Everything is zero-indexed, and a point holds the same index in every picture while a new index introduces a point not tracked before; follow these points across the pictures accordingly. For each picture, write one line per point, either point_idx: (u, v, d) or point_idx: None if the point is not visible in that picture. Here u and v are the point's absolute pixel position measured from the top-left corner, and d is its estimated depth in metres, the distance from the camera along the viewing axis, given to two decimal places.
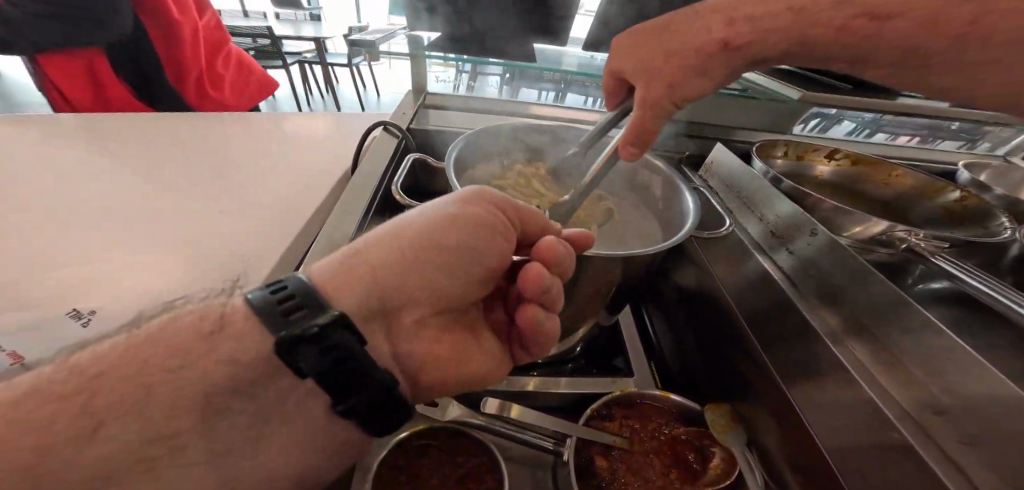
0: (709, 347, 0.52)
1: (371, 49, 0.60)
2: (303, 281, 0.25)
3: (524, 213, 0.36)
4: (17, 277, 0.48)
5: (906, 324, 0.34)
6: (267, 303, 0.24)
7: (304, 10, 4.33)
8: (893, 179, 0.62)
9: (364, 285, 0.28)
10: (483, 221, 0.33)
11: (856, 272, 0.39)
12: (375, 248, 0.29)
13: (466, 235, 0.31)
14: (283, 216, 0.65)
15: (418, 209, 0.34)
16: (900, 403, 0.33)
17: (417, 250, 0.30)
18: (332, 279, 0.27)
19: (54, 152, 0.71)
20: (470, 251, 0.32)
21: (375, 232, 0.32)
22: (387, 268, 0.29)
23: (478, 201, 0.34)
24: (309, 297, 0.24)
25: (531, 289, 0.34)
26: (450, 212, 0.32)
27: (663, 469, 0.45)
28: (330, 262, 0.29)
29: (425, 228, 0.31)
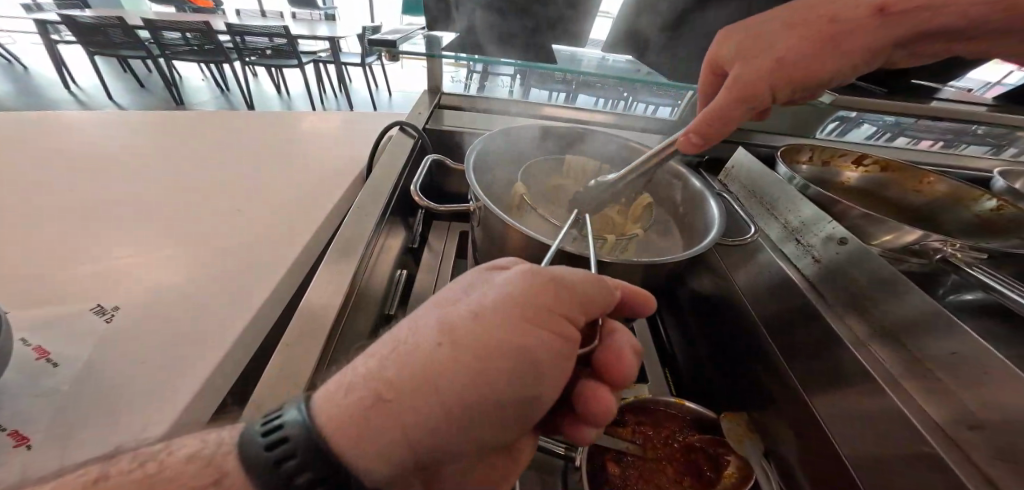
0: (725, 357, 0.51)
1: (389, 48, 0.60)
2: (304, 425, 0.21)
3: (590, 305, 0.27)
4: (43, 269, 0.50)
5: (942, 337, 0.33)
6: (264, 454, 0.21)
7: (319, 10, 4.38)
8: (925, 186, 0.59)
9: (402, 450, 0.21)
10: (550, 347, 0.24)
11: (896, 302, 0.37)
12: (410, 395, 0.21)
13: (522, 363, 0.23)
14: (296, 215, 0.65)
15: (454, 313, 0.24)
16: (930, 417, 0.31)
17: (469, 401, 0.21)
18: (344, 432, 0.21)
19: (80, 149, 0.74)
20: (527, 380, 0.23)
21: (398, 350, 0.22)
22: (428, 430, 0.21)
23: (540, 312, 0.24)
24: (315, 458, 0.20)
25: (599, 411, 0.29)
26: (508, 336, 0.23)
27: (676, 477, 0.43)
28: (347, 401, 0.21)
29: (477, 363, 0.22)
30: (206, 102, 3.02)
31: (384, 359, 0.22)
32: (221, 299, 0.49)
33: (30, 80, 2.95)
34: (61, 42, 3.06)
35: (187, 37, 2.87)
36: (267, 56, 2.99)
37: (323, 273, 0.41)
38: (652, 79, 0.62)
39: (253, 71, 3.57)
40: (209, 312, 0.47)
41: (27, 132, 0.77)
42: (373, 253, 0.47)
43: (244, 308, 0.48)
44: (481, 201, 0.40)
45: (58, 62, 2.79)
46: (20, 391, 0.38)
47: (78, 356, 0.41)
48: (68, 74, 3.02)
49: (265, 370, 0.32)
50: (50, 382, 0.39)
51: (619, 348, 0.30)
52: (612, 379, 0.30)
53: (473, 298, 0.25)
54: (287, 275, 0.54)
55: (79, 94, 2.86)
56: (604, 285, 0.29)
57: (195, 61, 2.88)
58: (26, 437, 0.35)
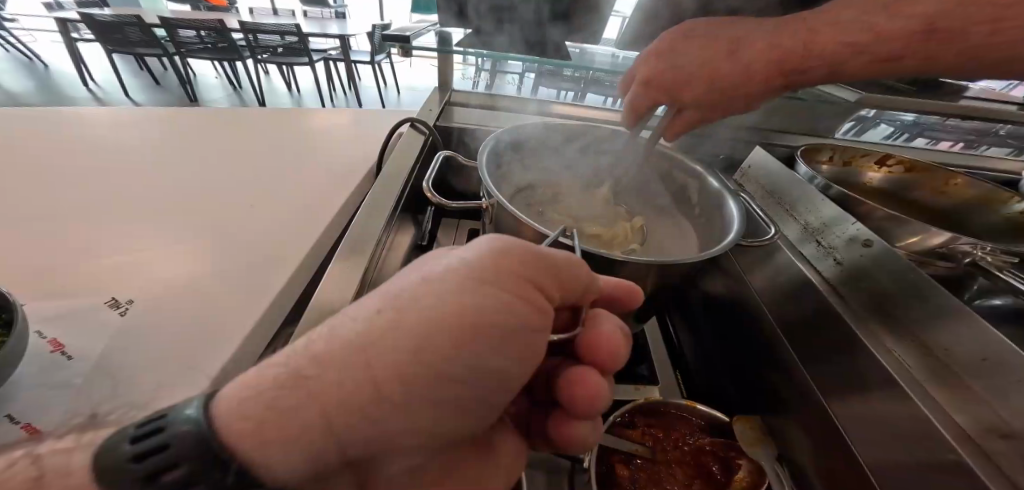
0: (738, 362, 0.50)
1: (402, 44, 0.60)
2: (194, 422, 0.18)
3: (561, 277, 0.28)
4: (60, 263, 0.50)
5: (971, 341, 0.32)
6: (135, 458, 0.18)
7: (330, 8, 4.41)
8: (951, 187, 0.57)
9: (320, 437, 0.18)
10: (512, 313, 0.24)
11: (926, 306, 0.35)
12: (341, 366, 0.19)
13: (479, 325, 0.22)
14: (308, 211, 0.66)
15: (407, 283, 0.23)
16: (959, 424, 0.30)
17: (414, 372, 0.20)
18: (240, 425, 0.18)
19: (97, 146, 0.75)
20: (483, 350, 0.22)
21: (338, 322, 0.22)
22: (358, 408, 0.19)
23: (501, 279, 0.24)
24: (199, 454, 0.17)
25: (586, 392, 0.31)
26: (463, 301, 0.22)
27: (686, 480, 0.43)
28: (254, 380, 0.19)
29: (428, 328, 0.21)
30: (220, 99, 3.07)
31: (321, 335, 0.21)
32: (232, 294, 0.49)
33: (51, 77, 3.02)
34: (80, 41, 3.13)
35: (201, 35, 2.90)
36: (279, 54, 3.02)
37: (334, 269, 0.41)
38: None
39: (265, 69, 3.62)
40: (221, 308, 0.47)
41: (47, 128, 0.78)
42: (384, 251, 0.47)
43: (255, 305, 0.48)
44: (495, 198, 0.40)
45: (77, 60, 2.85)
46: (34, 385, 0.38)
47: (91, 350, 0.41)
48: (87, 72, 3.09)
49: None
50: (63, 374, 0.39)
51: (603, 330, 0.32)
52: (599, 361, 0.32)
53: (432, 267, 0.25)
54: (297, 272, 0.55)
55: (97, 91, 2.92)
56: (579, 262, 0.30)
57: (210, 59, 2.92)
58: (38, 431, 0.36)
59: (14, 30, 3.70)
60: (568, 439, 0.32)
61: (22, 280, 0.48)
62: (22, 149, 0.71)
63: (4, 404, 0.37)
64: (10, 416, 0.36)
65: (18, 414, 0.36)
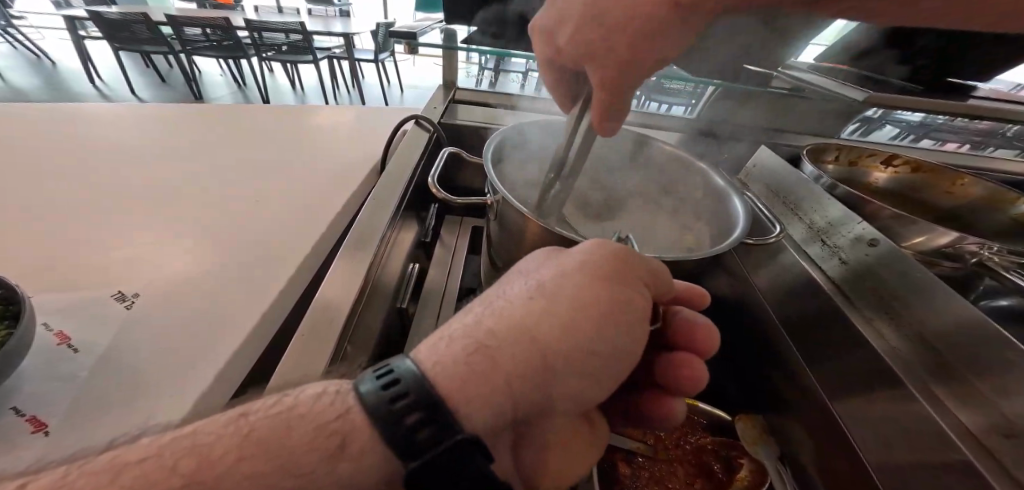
0: (743, 362, 0.49)
1: (409, 40, 0.60)
2: (415, 372, 0.21)
3: (658, 275, 0.29)
4: (67, 257, 0.51)
5: (974, 341, 0.32)
6: (379, 400, 0.21)
7: (335, 7, 4.44)
8: (958, 188, 0.57)
9: (501, 400, 0.22)
10: (624, 305, 0.26)
11: (933, 305, 0.35)
12: (508, 343, 0.23)
13: (612, 321, 0.25)
14: (310, 206, 0.66)
15: (543, 277, 0.27)
16: (963, 424, 0.30)
17: (560, 352, 0.23)
18: (447, 374, 0.22)
19: (107, 141, 0.76)
20: (611, 344, 0.25)
21: (496, 306, 0.26)
22: (526, 376, 0.23)
23: (613, 274, 0.27)
24: (429, 398, 0.20)
25: (688, 378, 0.33)
26: (591, 291, 0.25)
27: (687, 479, 0.43)
28: (448, 349, 0.23)
29: (569, 316, 0.24)
30: (223, 97, 3.08)
31: (481, 318, 0.25)
32: (236, 289, 0.49)
33: (57, 75, 3.05)
34: (87, 38, 3.16)
35: (206, 33, 2.91)
36: (283, 53, 3.02)
37: (338, 263, 0.41)
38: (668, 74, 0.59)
39: (269, 67, 3.64)
40: (224, 303, 0.47)
41: (53, 124, 0.79)
42: (388, 246, 0.47)
43: (259, 299, 0.48)
44: (499, 194, 0.40)
45: (83, 57, 2.86)
46: (41, 377, 0.39)
47: (98, 343, 0.42)
48: (93, 69, 3.10)
49: (282, 361, 0.32)
50: (69, 367, 0.40)
51: (695, 319, 0.35)
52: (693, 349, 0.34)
53: (555, 265, 0.28)
54: (302, 268, 0.55)
55: (104, 88, 2.94)
56: (665, 268, 0.30)
57: (215, 58, 2.93)
58: (44, 423, 0.36)
59: (21, 27, 3.72)
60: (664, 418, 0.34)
61: (29, 274, 0.48)
62: (28, 146, 0.71)
63: (8, 396, 0.37)
64: (14, 408, 0.36)
65: (22, 408, 0.36)
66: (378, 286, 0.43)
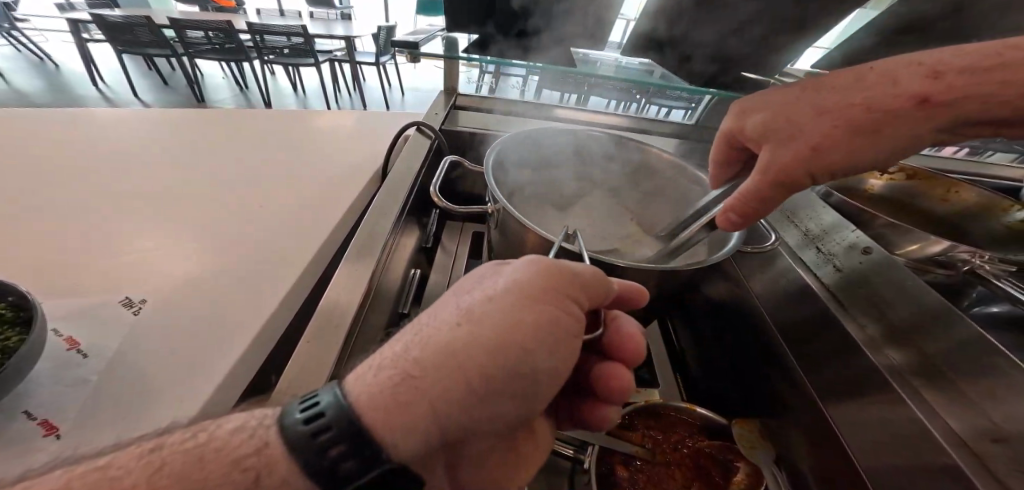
0: (740, 367, 0.50)
1: (410, 50, 0.61)
2: (341, 404, 0.22)
3: (592, 289, 0.30)
4: (72, 264, 0.51)
5: (967, 350, 0.32)
6: (304, 435, 0.22)
7: (336, 10, 4.47)
8: (952, 195, 0.57)
9: (428, 425, 0.23)
10: (550, 324, 0.26)
11: (928, 317, 0.35)
12: (434, 371, 0.23)
13: (538, 335, 0.26)
14: (314, 211, 0.67)
15: (470, 299, 0.26)
16: (954, 431, 0.30)
17: (488, 373, 0.24)
18: (370, 407, 0.22)
19: (111, 146, 0.76)
20: (539, 360, 0.26)
21: (421, 332, 0.25)
22: (451, 404, 0.23)
23: (545, 292, 0.27)
24: (351, 435, 0.21)
25: (617, 385, 0.34)
26: (520, 314, 0.26)
27: (684, 481, 0.44)
28: (374, 379, 0.23)
29: (496, 337, 0.25)
30: (225, 99, 3.09)
31: (407, 345, 0.24)
32: (240, 295, 0.50)
33: (60, 77, 3.05)
34: (89, 41, 3.17)
35: (209, 36, 2.91)
36: (285, 55, 3.03)
37: (343, 269, 0.42)
38: (665, 84, 0.60)
39: (270, 69, 3.66)
40: (228, 309, 0.48)
41: (59, 130, 0.79)
42: (391, 253, 0.48)
43: (262, 304, 0.49)
44: (500, 203, 0.41)
45: (86, 60, 2.87)
46: (50, 383, 0.39)
47: (106, 348, 0.42)
48: (95, 71, 3.11)
49: (287, 368, 0.33)
50: (76, 373, 0.40)
51: (626, 329, 0.35)
52: (625, 358, 0.35)
53: (486, 285, 0.28)
54: (305, 273, 0.56)
55: (106, 91, 2.95)
56: (602, 273, 0.31)
57: (217, 61, 2.95)
58: (55, 427, 0.36)
59: (25, 30, 3.74)
60: (598, 425, 0.36)
61: (37, 279, 0.49)
62: (35, 152, 0.72)
63: (20, 401, 0.38)
64: (26, 413, 0.37)
65: (33, 412, 0.37)
66: (381, 293, 0.44)
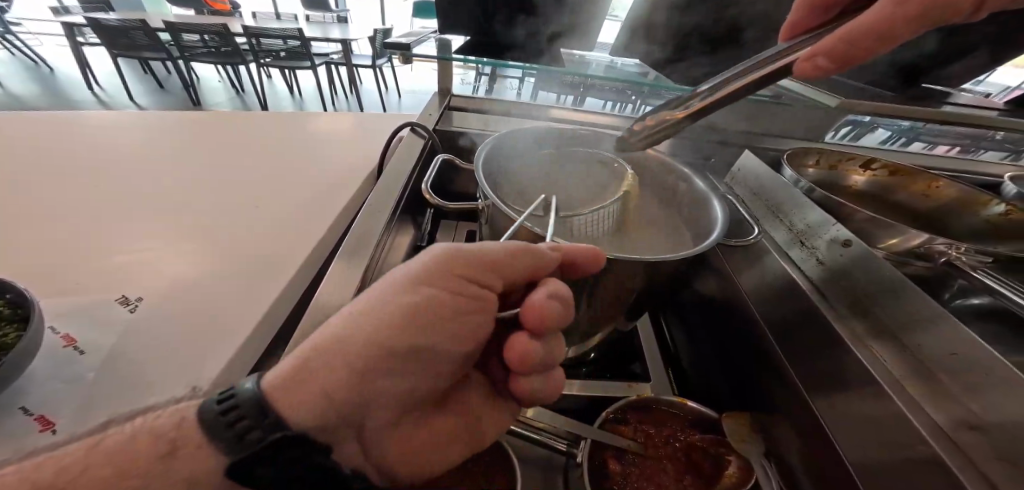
0: (729, 363, 0.51)
1: (403, 51, 0.62)
2: (254, 389, 0.25)
3: (498, 267, 0.31)
4: (69, 263, 0.52)
5: (945, 339, 0.33)
6: (216, 414, 0.24)
7: (332, 13, 4.48)
8: (934, 191, 0.59)
9: (326, 403, 0.25)
10: (447, 305, 0.28)
11: (904, 315, 0.36)
12: (325, 352, 0.26)
13: (431, 316, 0.28)
14: (309, 211, 0.67)
15: (373, 290, 0.29)
16: (933, 419, 0.31)
17: (383, 352, 0.26)
18: (273, 387, 0.25)
19: (106, 147, 0.77)
20: (429, 339, 0.28)
21: (329, 320, 0.28)
22: (349, 382, 0.25)
23: (445, 276, 0.29)
24: (253, 412, 0.24)
25: (517, 354, 0.31)
26: (412, 300, 0.28)
27: (677, 476, 0.45)
28: (281, 366, 0.26)
29: (388, 322, 0.27)
30: (221, 103, 3.09)
31: (313, 333, 0.27)
32: (235, 293, 0.50)
33: (55, 81, 3.05)
34: (85, 45, 3.16)
35: (205, 39, 2.92)
36: (281, 58, 3.04)
37: (337, 267, 0.43)
38: (655, 84, 0.61)
39: (267, 72, 3.66)
40: (224, 307, 0.48)
41: (55, 131, 0.80)
42: (384, 251, 0.49)
43: (258, 302, 0.50)
44: (489, 200, 0.42)
45: (82, 63, 2.86)
46: (45, 379, 0.40)
47: (102, 346, 0.43)
48: (91, 75, 3.10)
49: (281, 361, 0.34)
50: (73, 370, 0.41)
51: (539, 293, 0.31)
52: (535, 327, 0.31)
53: (395, 274, 0.30)
54: (300, 272, 0.56)
55: (101, 95, 2.94)
56: (519, 250, 0.32)
57: (214, 64, 2.94)
58: (51, 422, 0.37)
59: (20, 34, 3.73)
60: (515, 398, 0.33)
61: (35, 278, 0.49)
62: (30, 153, 0.72)
63: (17, 397, 0.38)
64: (22, 408, 0.38)
65: (30, 407, 0.38)
66: None
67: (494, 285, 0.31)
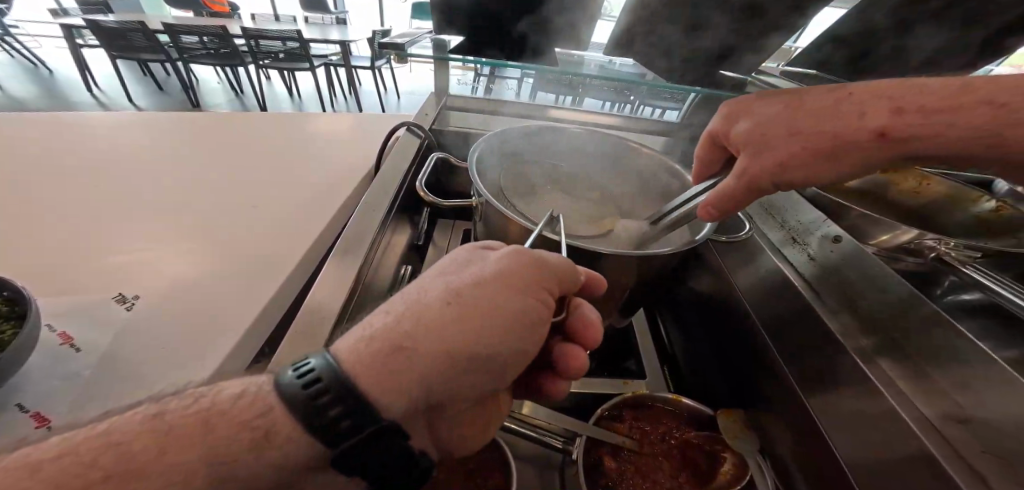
0: (724, 359, 0.52)
1: (397, 52, 0.62)
2: (333, 368, 0.24)
3: (566, 278, 0.31)
4: (67, 263, 0.52)
5: (935, 334, 0.33)
6: (298, 393, 0.23)
7: (331, 15, 4.50)
8: (924, 190, 0.60)
9: (413, 394, 0.24)
10: (534, 313, 0.28)
11: (897, 305, 0.37)
12: (419, 344, 0.24)
13: (515, 322, 0.27)
14: (307, 211, 0.68)
15: (456, 281, 0.27)
16: (923, 413, 0.31)
17: (468, 355, 0.25)
18: (359, 365, 0.24)
19: (104, 148, 0.77)
20: (515, 347, 0.27)
21: (409, 306, 0.26)
22: (435, 376, 0.25)
23: (529, 281, 0.29)
24: (345, 395, 0.23)
25: (575, 365, 0.34)
26: (500, 302, 0.27)
27: (673, 473, 0.45)
28: (365, 348, 0.24)
29: (476, 321, 0.26)
30: (221, 104, 3.10)
31: (396, 316, 0.25)
32: (232, 292, 0.50)
33: (55, 83, 3.05)
34: (85, 47, 3.17)
35: (203, 41, 2.92)
36: (280, 60, 3.04)
37: (333, 265, 0.43)
38: (651, 83, 0.61)
39: (266, 74, 3.67)
40: (220, 305, 0.48)
41: (54, 133, 0.80)
42: (380, 248, 0.49)
43: (255, 301, 0.50)
44: (482, 198, 0.42)
45: (81, 65, 2.87)
46: (43, 377, 0.40)
47: (98, 345, 0.43)
48: (90, 77, 3.11)
49: (277, 357, 0.34)
50: (71, 368, 0.41)
51: (591, 314, 0.35)
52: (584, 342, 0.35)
53: (471, 270, 0.29)
54: (298, 271, 0.57)
55: (101, 97, 2.95)
56: (573, 266, 0.33)
57: (213, 66, 2.95)
58: (47, 419, 0.37)
59: (20, 36, 3.74)
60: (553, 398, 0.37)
61: (33, 277, 0.50)
62: (28, 154, 0.72)
63: (14, 394, 0.38)
64: (18, 405, 0.38)
65: (26, 404, 0.38)
66: (370, 287, 0.45)
67: (558, 293, 0.31)
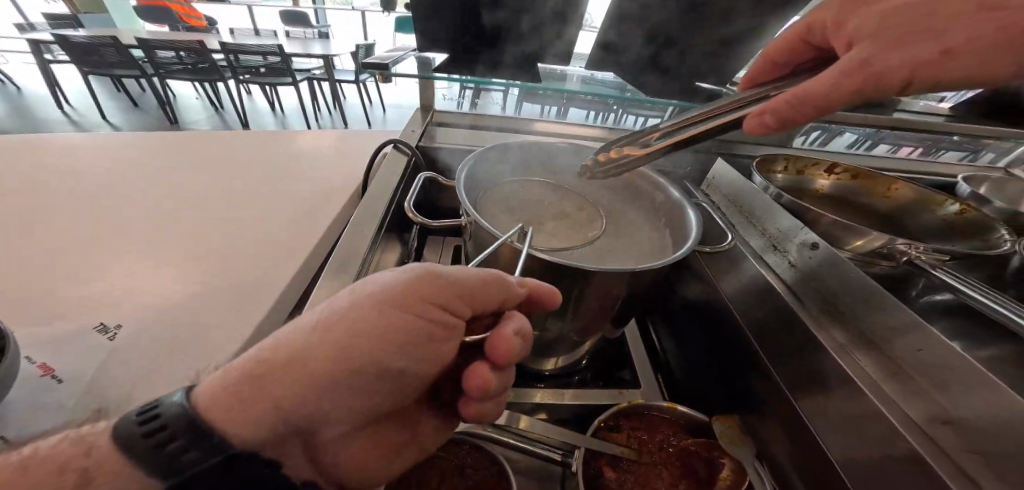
0: (717, 362, 0.53)
1: (381, 71, 0.61)
2: (182, 405, 0.24)
3: (471, 295, 0.33)
4: (40, 292, 0.49)
5: (911, 337, 0.34)
6: (136, 434, 0.23)
7: (313, 28, 4.47)
8: (892, 192, 0.62)
9: (269, 420, 0.25)
10: (418, 330, 0.29)
11: (862, 295, 0.39)
12: (278, 372, 0.25)
13: (391, 341, 0.28)
14: (293, 230, 0.67)
15: (337, 301, 0.29)
16: (907, 413, 0.33)
17: (332, 376, 0.26)
18: (212, 402, 0.24)
19: (78, 170, 0.74)
20: (390, 363, 0.28)
21: (284, 332, 0.27)
22: (299, 399, 0.25)
23: (416, 299, 0.30)
24: (187, 429, 0.23)
25: (475, 384, 0.32)
26: (379, 322, 0.28)
27: (672, 480, 0.45)
28: (218, 380, 0.25)
29: (346, 344, 0.27)
30: (200, 120, 3.04)
31: (266, 344, 0.27)
32: (218, 317, 0.49)
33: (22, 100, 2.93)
34: (54, 62, 3.06)
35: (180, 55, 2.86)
36: (261, 74, 3.01)
37: (323, 286, 0.43)
38: (633, 97, 0.63)
39: (246, 88, 3.61)
40: (208, 331, 0.47)
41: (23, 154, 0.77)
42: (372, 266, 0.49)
43: (244, 324, 0.49)
44: (471, 217, 0.42)
45: (50, 82, 2.77)
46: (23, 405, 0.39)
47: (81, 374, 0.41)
48: (60, 94, 3.00)
49: None
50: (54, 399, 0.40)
51: (502, 330, 0.32)
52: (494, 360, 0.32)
53: (362, 285, 0.30)
54: (288, 291, 0.56)
55: (72, 114, 2.85)
56: (488, 280, 0.34)
57: (191, 81, 2.89)
58: None
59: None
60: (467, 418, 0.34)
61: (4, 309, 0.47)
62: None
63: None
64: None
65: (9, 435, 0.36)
66: None
67: (461, 314, 0.32)
